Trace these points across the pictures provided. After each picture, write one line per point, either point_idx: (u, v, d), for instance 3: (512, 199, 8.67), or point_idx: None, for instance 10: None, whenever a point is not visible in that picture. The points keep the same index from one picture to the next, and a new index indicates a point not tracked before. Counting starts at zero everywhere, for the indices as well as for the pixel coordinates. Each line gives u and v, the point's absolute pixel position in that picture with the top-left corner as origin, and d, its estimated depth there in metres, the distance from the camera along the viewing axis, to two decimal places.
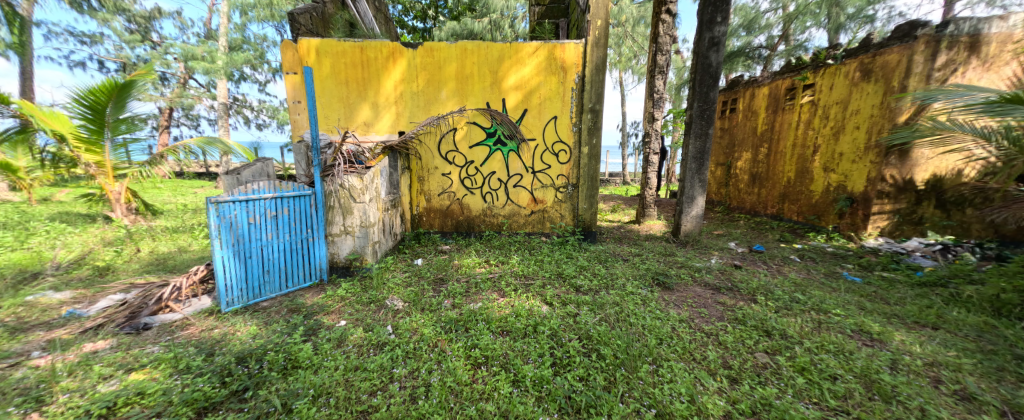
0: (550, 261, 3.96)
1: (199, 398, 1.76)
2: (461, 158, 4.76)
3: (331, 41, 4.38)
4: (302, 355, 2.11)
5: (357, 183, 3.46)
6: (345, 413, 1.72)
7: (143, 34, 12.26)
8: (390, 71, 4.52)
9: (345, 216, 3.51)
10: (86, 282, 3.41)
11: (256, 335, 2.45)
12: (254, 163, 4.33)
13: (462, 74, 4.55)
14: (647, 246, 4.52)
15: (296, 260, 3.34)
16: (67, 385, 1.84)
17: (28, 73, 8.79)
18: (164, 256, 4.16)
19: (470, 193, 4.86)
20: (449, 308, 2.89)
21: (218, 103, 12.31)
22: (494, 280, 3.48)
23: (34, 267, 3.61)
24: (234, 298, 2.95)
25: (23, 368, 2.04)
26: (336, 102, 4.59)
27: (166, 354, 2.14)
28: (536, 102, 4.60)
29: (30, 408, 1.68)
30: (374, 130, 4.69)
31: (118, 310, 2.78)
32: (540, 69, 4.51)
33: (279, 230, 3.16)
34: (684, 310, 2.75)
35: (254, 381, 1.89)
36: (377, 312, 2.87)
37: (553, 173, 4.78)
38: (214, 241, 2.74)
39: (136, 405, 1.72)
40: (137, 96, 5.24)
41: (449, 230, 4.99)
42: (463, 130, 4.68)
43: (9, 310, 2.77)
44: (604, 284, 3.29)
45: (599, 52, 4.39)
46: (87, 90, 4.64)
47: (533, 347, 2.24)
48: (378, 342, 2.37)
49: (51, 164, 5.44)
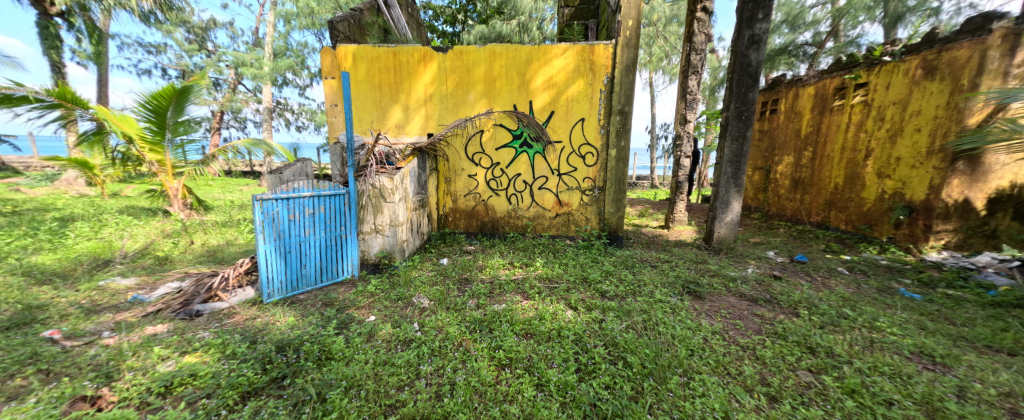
0: (575, 264, 3.92)
1: (243, 382, 1.88)
2: (488, 160, 4.80)
3: (366, 47, 4.59)
4: (335, 347, 2.22)
5: (388, 183, 3.57)
6: (375, 406, 1.77)
7: (200, 44, 13.36)
8: (421, 75, 4.65)
9: (376, 214, 3.65)
10: (148, 270, 3.76)
11: (294, 326, 2.60)
12: (294, 164, 4.59)
13: (490, 76, 4.60)
14: (677, 253, 4.36)
15: (330, 255, 3.52)
16: (132, 363, 2.03)
17: (104, 81, 9.84)
18: (214, 248, 4.50)
19: (496, 195, 4.90)
20: (473, 308, 2.93)
21: (263, 106, 13.15)
22: (518, 282, 3.49)
23: (106, 255, 4.02)
24: (275, 290, 3.14)
25: (96, 345, 2.28)
26: (369, 105, 4.78)
27: (216, 340, 2.31)
28: (563, 103, 4.57)
29: (103, 382, 1.86)
30: (405, 132, 4.84)
31: (175, 297, 3.05)
32: (568, 70, 4.47)
33: (316, 227, 3.33)
34: (718, 321, 2.64)
35: (292, 369, 2.01)
36: (405, 308, 2.96)
37: (580, 175, 4.72)
38: (259, 236, 2.93)
39: (189, 385, 1.87)
40: (194, 100, 5.71)
41: (474, 230, 5.05)
42: (490, 132, 4.73)
43: (85, 293, 3.09)
44: (631, 290, 3.21)
45: (630, 52, 4.29)
46: (151, 95, 5.11)
47: (559, 350, 2.23)
48: (404, 338, 2.44)
49: (122, 162, 6.06)
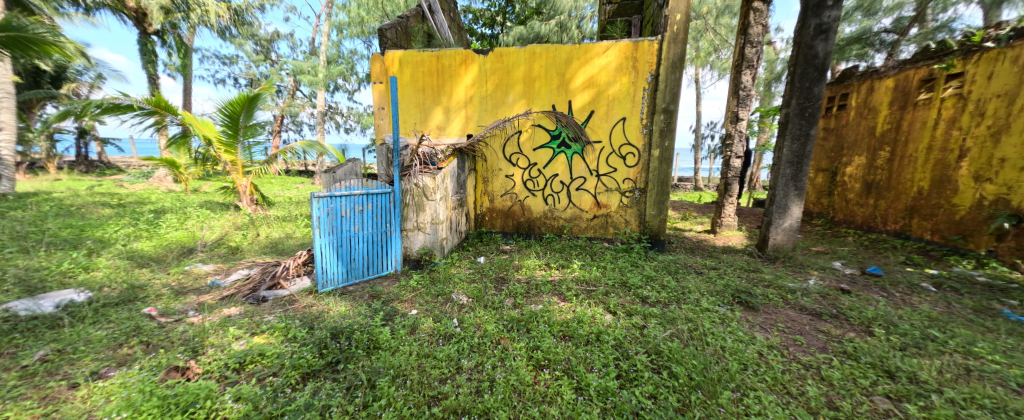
0: (614, 267, 3.82)
1: (303, 364, 2.05)
2: (526, 160, 4.82)
3: (412, 52, 4.80)
4: (382, 337, 2.35)
5: (430, 183, 3.73)
6: (419, 396, 1.85)
7: (265, 54, 14.72)
8: (462, 77, 4.77)
9: (419, 212, 3.82)
10: (223, 258, 4.22)
11: (346, 315, 2.79)
12: (346, 164, 4.91)
13: (530, 77, 4.62)
14: (725, 260, 4.09)
15: (377, 250, 3.73)
16: (213, 340, 2.30)
17: (189, 90, 11.19)
18: (276, 241, 4.95)
19: (532, 195, 4.91)
20: (510, 307, 2.97)
21: (317, 111, 14.20)
22: (554, 284, 3.47)
23: (190, 244, 4.58)
24: (328, 280, 3.38)
25: (184, 322, 2.60)
26: (413, 108, 5.00)
27: (279, 324, 2.55)
28: (604, 102, 4.47)
29: (191, 355, 2.14)
30: (446, 133, 5.00)
31: (245, 283, 3.40)
32: (610, 68, 4.37)
33: (365, 224, 3.54)
34: (774, 335, 2.44)
35: (345, 355, 2.16)
36: (444, 304, 3.06)
37: (620, 176, 4.59)
38: (316, 230, 3.17)
39: (259, 363, 2.08)
40: (261, 106, 6.31)
41: (511, 230, 5.09)
42: (528, 133, 4.75)
43: (174, 276, 3.54)
44: (674, 297, 3.06)
45: (677, 48, 4.09)
46: (228, 102, 5.73)
47: (599, 355, 2.19)
48: (445, 333, 2.53)
49: (202, 161, 6.85)
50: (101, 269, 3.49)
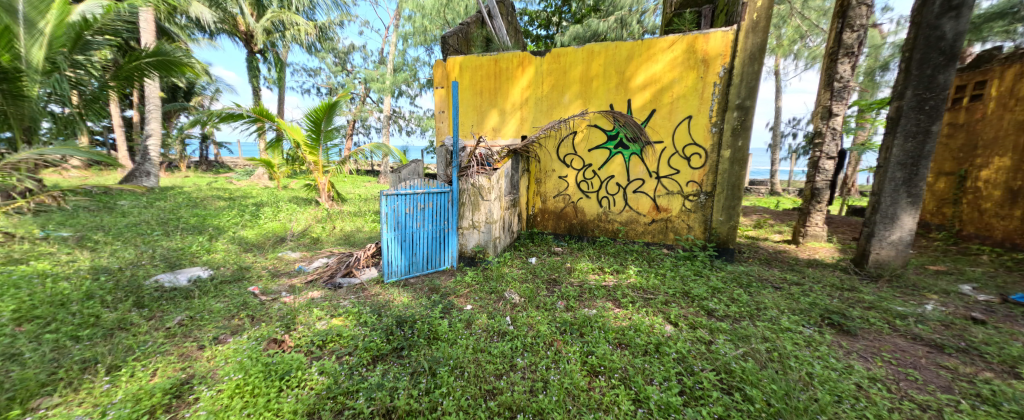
0: (674, 276, 3.57)
1: (373, 347, 2.25)
2: (580, 161, 4.73)
3: (471, 57, 4.99)
4: (441, 329, 2.48)
5: (486, 183, 3.87)
6: (475, 389, 1.92)
7: (342, 65, 16.35)
8: (518, 79, 4.84)
9: (474, 211, 4.00)
10: (307, 247, 4.79)
11: (408, 305, 3.00)
12: (410, 164, 5.27)
13: (587, 76, 4.52)
14: (811, 275, 3.60)
15: (435, 246, 3.94)
16: (301, 318, 2.63)
17: (283, 100, 12.87)
18: (348, 233, 5.48)
19: (586, 197, 4.79)
20: (562, 309, 2.94)
21: (384, 115, 15.41)
22: (608, 289, 3.35)
23: (282, 234, 5.27)
24: (393, 272, 3.65)
25: (278, 301, 3.01)
26: (471, 110, 5.20)
27: (353, 308, 2.82)
28: (667, 100, 4.21)
29: (285, 330, 2.46)
30: (501, 135, 5.10)
31: (325, 270, 3.83)
32: (675, 64, 4.11)
33: (426, 221, 3.76)
34: (877, 366, 2.09)
35: (408, 343, 2.33)
36: (498, 302, 3.14)
37: (683, 179, 4.28)
38: (384, 225, 3.43)
39: (337, 343, 2.33)
40: (339, 112, 7.02)
41: (563, 232, 5.03)
42: (583, 133, 4.65)
43: (270, 261, 4.12)
44: (746, 313, 2.78)
45: (756, 38, 3.71)
46: (313, 109, 6.47)
47: (659, 367, 2.08)
48: (499, 330, 2.59)
49: (291, 161, 7.83)
50: (218, 251, 4.16)
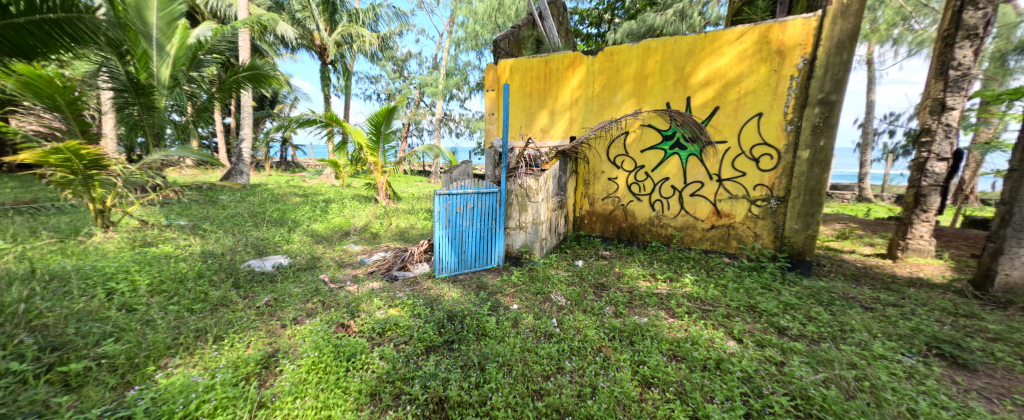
0: (738, 288, 3.28)
1: (426, 339, 2.38)
2: (631, 163, 4.54)
3: (522, 60, 5.04)
4: (490, 327, 2.53)
5: (534, 184, 3.87)
6: (523, 388, 1.94)
7: (400, 72, 17.45)
8: (569, 80, 4.78)
9: (521, 212, 4.02)
10: (368, 241, 5.19)
11: (458, 301, 3.11)
12: (460, 165, 5.47)
13: (642, 74, 4.32)
14: (912, 295, 3.08)
15: (483, 244, 4.04)
16: (363, 306, 2.86)
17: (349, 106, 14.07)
18: (403, 230, 5.83)
19: (637, 200, 4.58)
20: (611, 315, 2.85)
21: (436, 118, 16.15)
22: (661, 297, 3.18)
23: (346, 228, 5.76)
24: (443, 267, 3.79)
25: (344, 289, 3.30)
26: (520, 112, 5.25)
27: (407, 300, 3.00)
28: (733, 97, 3.88)
29: (350, 316, 2.70)
30: (549, 136, 5.07)
31: (384, 263, 4.12)
32: (744, 57, 3.78)
33: (474, 220, 3.87)
34: (1005, 410, 1.73)
35: (458, 337, 2.41)
36: (544, 303, 3.13)
37: (749, 182, 3.90)
38: (436, 223, 3.59)
39: (395, 331, 2.49)
40: (397, 116, 7.50)
41: (611, 236, 4.85)
42: (636, 134, 4.45)
43: (337, 252, 4.52)
44: (826, 334, 2.46)
45: (846, 23, 3.27)
46: (375, 114, 6.98)
47: (720, 385, 1.92)
48: (546, 331, 2.58)
49: (355, 162, 8.53)
50: (295, 242, 4.68)
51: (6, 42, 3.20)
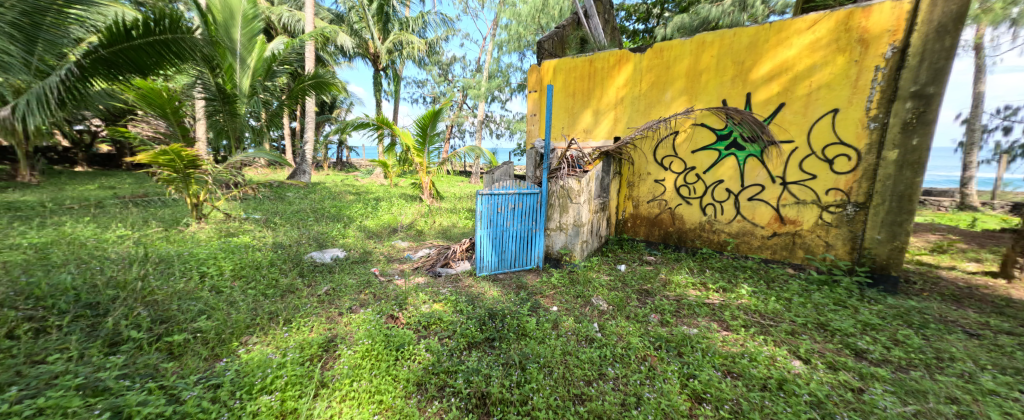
0: (804, 302, 2.97)
1: (469, 335, 2.44)
2: (681, 164, 4.29)
3: (566, 60, 4.99)
4: (530, 327, 2.54)
5: (576, 185, 3.81)
6: (564, 391, 1.92)
7: (445, 76, 18.07)
8: (614, 78, 4.63)
9: (562, 213, 3.98)
10: (413, 238, 5.44)
11: (499, 300, 3.15)
12: (501, 166, 5.54)
13: (695, 70, 4.07)
14: None
15: (523, 245, 4.05)
16: (410, 300, 3.01)
17: (398, 109, 14.86)
18: (446, 228, 6.03)
19: (687, 203, 4.32)
20: (657, 323, 2.73)
21: (479, 120, 16.49)
22: (713, 307, 2.97)
23: (394, 225, 6.09)
24: (483, 266, 3.87)
25: (392, 282, 3.50)
26: (563, 112, 5.19)
27: (450, 297, 3.10)
28: (802, 92, 3.53)
29: (398, 308, 2.85)
30: (592, 136, 4.96)
31: (428, 259, 4.30)
32: (816, 48, 3.42)
33: (515, 220, 3.90)
34: None
35: (499, 335, 2.45)
36: (584, 307, 3.07)
37: (820, 185, 3.52)
38: (478, 222, 3.67)
39: (439, 325, 2.59)
40: (442, 119, 7.77)
41: (657, 240, 4.63)
42: (687, 133, 4.21)
43: (386, 248, 4.80)
44: (915, 361, 2.15)
45: (950, 4, 2.84)
46: (422, 117, 7.30)
47: (784, 407, 1.76)
48: (587, 335, 2.53)
49: (403, 162, 8.98)
50: (349, 237, 5.04)
51: (128, 60, 3.91)
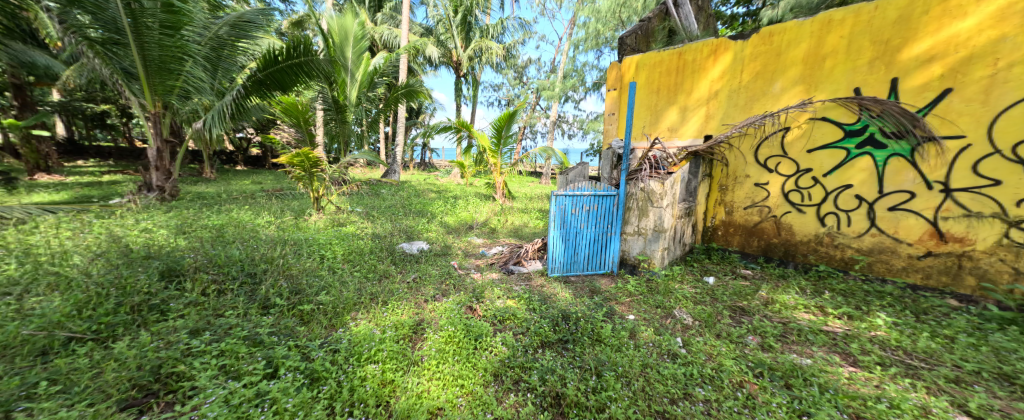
0: (974, 344, 2.31)
1: (542, 334, 2.45)
2: (792, 165, 3.68)
3: (650, 54, 4.63)
4: (606, 333, 2.45)
5: (657, 188, 3.54)
6: (645, 406, 1.80)
7: (520, 78, 18.43)
8: (708, 70, 4.17)
9: (641, 217, 3.75)
10: (488, 235, 5.67)
11: (572, 302, 3.11)
12: (576, 167, 5.44)
13: (817, 55, 3.46)
14: None
15: (596, 248, 3.93)
16: (486, 294, 3.15)
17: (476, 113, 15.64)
18: (518, 227, 6.15)
19: (798, 211, 3.70)
20: (756, 347, 2.40)
21: (552, 120, 16.46)
22: (832, 337, 2.49)
23: (470, 222, 6.43)
24: (555, 267, 3.85)
25: (468, 276, 3.70)
26: (644, 110, 4.83)
27: (523, 295, 3.16)
28: (980, 74, 2.75)
29: (474, 300, 3.01)
30: (678, 135, 4.51)
31: (502, 256, 4.44)
32: (1007, 15, 2.64)
33: (589, 222, 3.80)
34: None
35: (573, 338, 2.42)
36: (666, 319, 2.85)
37: (1007, 194, 2.70)
38: (551, 223, 3.67)
39: (513, 321, 2.66)
40: (516, 120, 7.94)
41: (755, 252, 4.06)
42: (802, 130, 3.59)
43: (463, 243, 5.09)
44: None
45: None
46: (498, 119, 7.56)
47: None
48: (669, 350, 2.34)
49: (478, 163, 9.43)
50: (430, 231, 5.48)
51: (279, 82, 5.08)
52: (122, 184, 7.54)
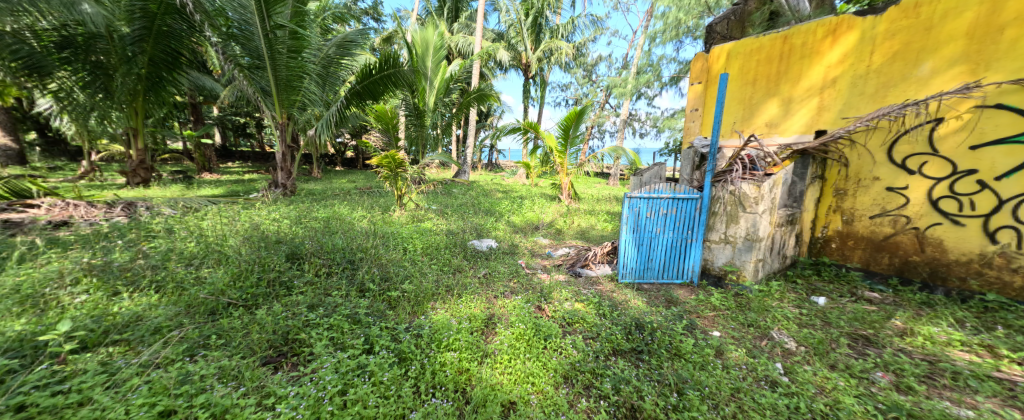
0: None
1: (614, 341, 2.35)
2: (947, 166, 2.96)
3: (746, 41, 4.09)
4: (687, 349, 2.25)
5: (752, 191, 3.14)
6: None
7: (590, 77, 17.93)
8: (824, 54, 3.52)
9: (729, 224, 3.34)
10: (554, 236, 5.63)
11: (646, 311, 2.92)
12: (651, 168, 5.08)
13: (990, 27, 2.75)
14: None
15: (673, 255, 3.64)
16: (553, 295, 3.13)
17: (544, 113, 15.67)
18: (586, 229, 5.99)
19: (954, 223, 2.95)
20: (887, 386, 1.98)
21: (623, 119, 15.69)
22: (1006, 387, 1.93)
23: (537, 222, 6.46)
24: (626, 273, 3.67)
25: (535, 276, 3.72)
26: (735, 104, 4.27)
27: (592, 299, 3.07)
28: None
29: (541, 301, 3.02)
30: (779, 131, 3.89)
31: (569, 258, 4.37)
32: None
33: (666, 227, 3.54)
34: None
35: (649, 349, 2.28)
36: (761, 340, 2.51)
37: None
38: (623, 226, 3.50)
39: (582, 325, 2.60)
40: (585, 119, 7.69)
41: (884, 271, 3.34)
42: (964, 121, 2.87)
43: (530, 243, 5.14)
44: None
45: None
46: (565, 119, 7.40)
47: None
48: (767, 376, 2.06)
49: (545, 164, 9.42)
50: (498, 230, 5.64)
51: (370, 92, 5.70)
52: (256, 182, 9.25)
